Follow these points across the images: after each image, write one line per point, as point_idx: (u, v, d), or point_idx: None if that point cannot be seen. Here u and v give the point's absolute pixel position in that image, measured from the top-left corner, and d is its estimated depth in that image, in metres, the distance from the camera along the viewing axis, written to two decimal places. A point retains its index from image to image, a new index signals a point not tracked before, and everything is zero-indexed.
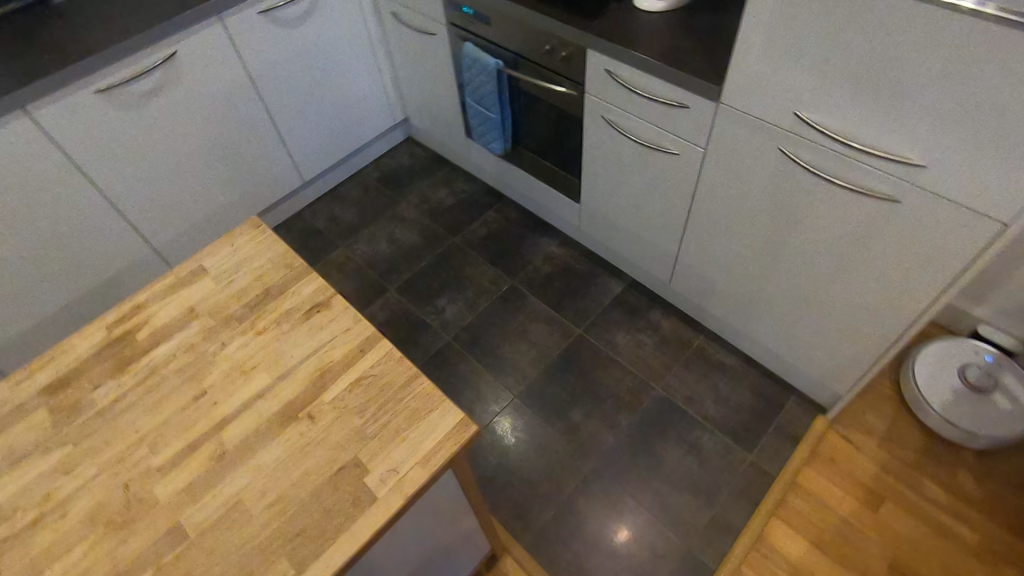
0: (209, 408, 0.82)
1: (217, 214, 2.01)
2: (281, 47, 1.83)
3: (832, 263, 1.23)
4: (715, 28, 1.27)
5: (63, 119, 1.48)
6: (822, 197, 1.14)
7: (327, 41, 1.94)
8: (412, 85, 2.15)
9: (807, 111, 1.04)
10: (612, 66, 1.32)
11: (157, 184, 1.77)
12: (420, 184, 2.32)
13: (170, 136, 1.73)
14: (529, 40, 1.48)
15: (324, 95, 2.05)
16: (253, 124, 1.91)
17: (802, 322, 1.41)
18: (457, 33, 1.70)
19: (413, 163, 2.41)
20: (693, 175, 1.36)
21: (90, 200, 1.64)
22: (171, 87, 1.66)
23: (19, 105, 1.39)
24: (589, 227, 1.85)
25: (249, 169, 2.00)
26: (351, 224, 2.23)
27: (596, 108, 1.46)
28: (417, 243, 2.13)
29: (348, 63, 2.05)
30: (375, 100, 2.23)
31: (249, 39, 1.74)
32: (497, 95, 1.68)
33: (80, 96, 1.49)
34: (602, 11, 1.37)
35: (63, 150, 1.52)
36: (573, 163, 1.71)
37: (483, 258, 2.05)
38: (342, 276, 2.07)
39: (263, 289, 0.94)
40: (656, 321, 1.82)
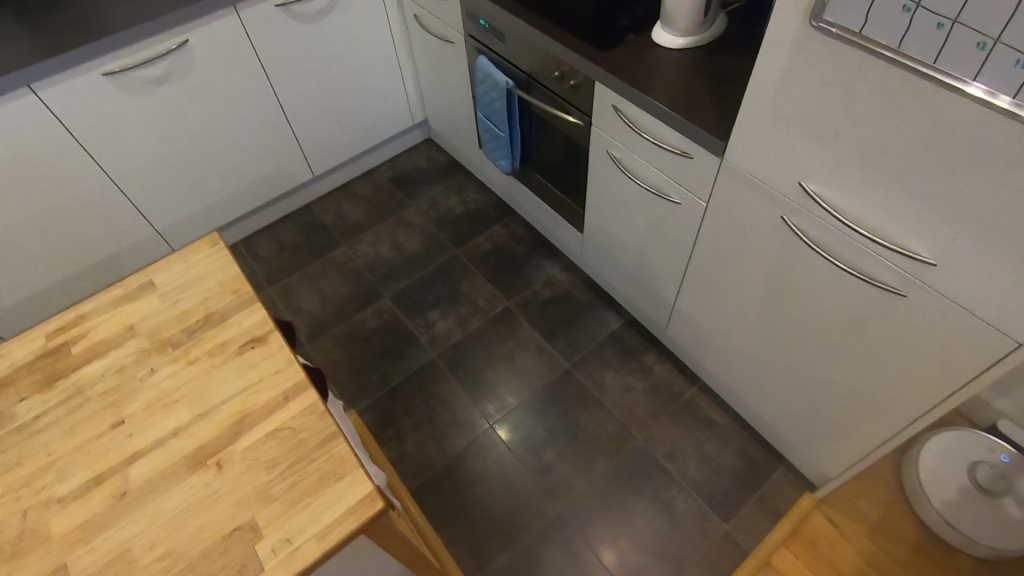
0: (123, 440, 0.79)
1: (224, 201, 2.01)
2: (298, 40, 1.81)
3: (829, 344, 1.13)
4: (732, 73, 1.19)
5: (68, 101, 1.52)
6: (823, 274, 1.04)
7: (346, 37, 1.91)
8: (431, 88, 2.10)
9: (814, 184, 0.96)
10: (619, 103, 1.25)
11: (162, 167, 1.80)
12: (432, 189, 2.28)
13: (178, 121, 1.74)
14: (540, 63, 1.42)
15: (341, 92, 2.03)
16: (265, 116, 1.91)
17: (794, 396, 1.31)
18: (473, 45, 1.64)
19: (428, 166, 2.36)
20: (694, 227, 1.27)
21: (92, 179, 1.68)
22: (181, 75, 1.66)
23: (25, 84, 1.43)
24: (591, 257, 1.77)
25: (259, 159, 1.99)
26: (357, 223, 2.20)
27: (602, 142, 1.39)
28: (418, 250, 2.09)
29: (368, 61, 2.01)
30: (394, 99, 2.19)
31: (264, 32, 1.73)
32: (507, 114, 1.62)
33: (87, 78, 1.51)
34: (613, 41, 1.29)
35: (67, 128, 1.55)
36: (578, 191, 1.63)
37: (482, 274, 2.00)
38: (339, 276, 2.05)
39: (206, 314, 0.90)
40: (650, 365, 1.73)
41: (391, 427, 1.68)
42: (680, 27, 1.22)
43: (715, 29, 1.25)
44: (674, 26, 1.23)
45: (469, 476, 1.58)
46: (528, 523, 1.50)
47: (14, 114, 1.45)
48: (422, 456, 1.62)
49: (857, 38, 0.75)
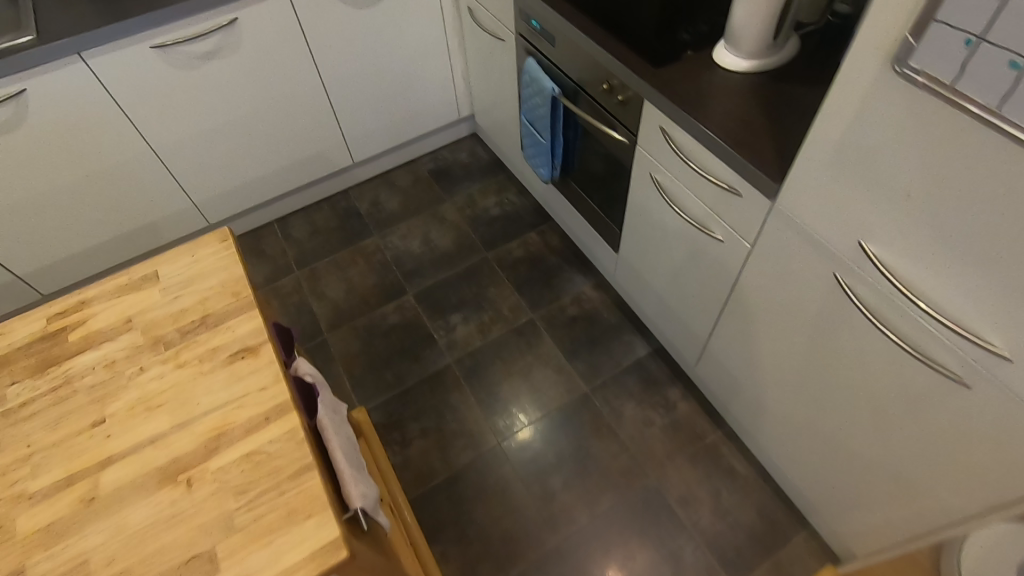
0: (100, 440, 0.76)
1: (263, 180, 2.00)
2: (347, 25, 1.78)
3: (870, 417, 1.02)
4: (798, 105, 1.08)
5: (116, 70, 1.53)
6: (873, 343, 0.93)
7: (398, 25, 1.86)
8: (480, 84, 2.04)
9: (876, 246, 0.85)
10: (668, 126, 1.17)
11: (205, 142, 1.80)
12: (470, 187, 2.22)
13: (223, 98, 1.74)
14: (590, 73, 1.35)
15: (388, 81, 1.99)
16: (309, 100, 1.89)
17: (826, 463, 1.20)
18: (523, 45, 1.57)
19: (470, 162, 2.30)
20: (735, 267, 1.17)
21: (135, 148, 1.70)
22: (229, 53, 1.65)
23: (75, 51, 1.44)
24: (624, 279, 1.68)
25: (301, 141, 1.98)
26: (392, 213, 2.17)
27: (645, 164, 1.30)
28: (449, 249, 2.04)
29: (418, 52, 1.97)
30: (442, 91, 2.13)
31: (314, 14, 1.70)
32: (550, 121, 1.55)
33: (136, 50, 1.52)
34: (669, 57, 1.19)
35: (113, 97, 1.57)
36: (616, 209, 1.55)
37: (510, 281, 1.94)
38: (367, 267, 2.02)
39: (203, 315, 0.87)
40: (673, 401, 1.63)
41: (398, 430, 1.65)
42: (744, 49, 1.12)
43: (784, 53, 1.13)
44: (738, 47, 1.13)
45: (470, 492, 1.53)
46: (523, 551, 1.44)
47: (64, 80, 1.48)
48: (425, 464, 1.58)
49: (947, 91, 0.65)
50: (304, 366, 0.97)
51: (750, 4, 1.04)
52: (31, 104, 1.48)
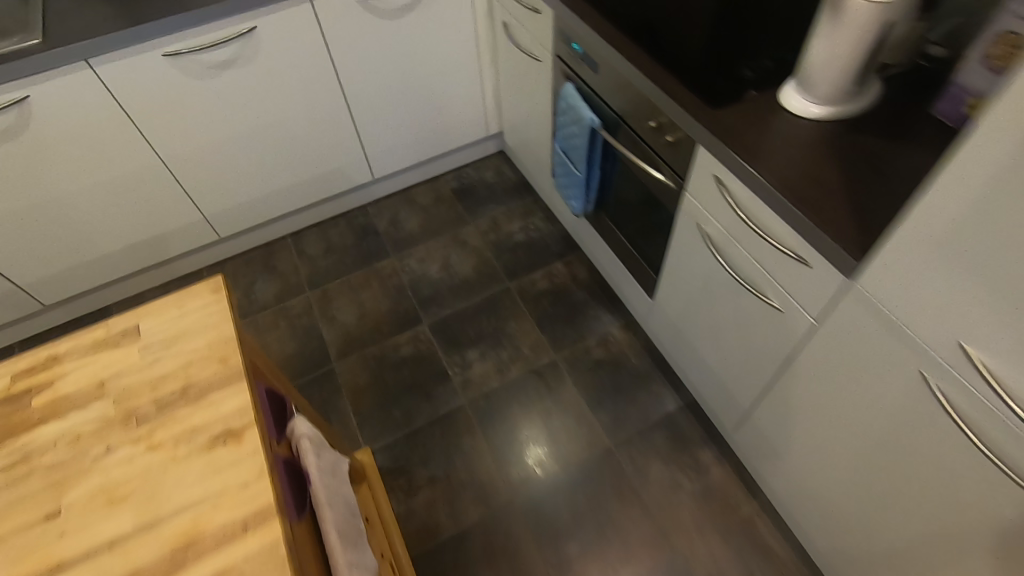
0: (52, 539, 0.65)
1: (278, 194, 1.90)
2: (374, 36, 1.66)
3: (947, 533, 0.88)
4: (880, 162, 0.93)
5: (124, 78, 1.43)
6: (963, 458, 0.79)
7: (427, 37, 1.74)
8: (511, 102, 1.91)
9: (979, 351, 0.71)
10: (726, 176, 1.03)
11: (217, 154, 1.70)
12: (495, 209, 2.10)
13: (238, 109, 1.63)
14: (635, 107, 1.21)
15: (414, 96, 1.87)
16: (329, 114, 1.79)
17: (885, 568, 1.05)
18: (562, 69, 1.44)
19: (496, 182, 2.18)
20: (792, 340, 1.04)
21: (144, 160, 1.61)
22: (246, 62, 1.54)
23: (82, 57, 1.35)
24: (657, 326, 1.54)
25: (319, 155, 1.87)
26: (411, 234, 2.06)
27: (693, 212, 1.17)
28: (469, 276, 1.92)
29: (447, 66, 1.85)
30: (471, 108, 2.01)
31: (338, 25, 1.59)
32: (587, 154, 1.42)
33: (147, 58, 1.42)
34: (728, 97, 1.05)
35: (121, 106, 1.47)
36: (654, 253, 1.41)
37: (532, 316, 1.81)
38: (382, 291, 1.91)
39: (184, 384, 0.76)
40: (704, 464, 1.49)
41: (404, 475, 1.53)
42: (817, 92, 0.98)
43: (864, 99, 0.99)
44: (810, 90, 0.99)
45: (478, 552, 1.41)
46: None
47: (70, 87, 1.39)
48: (431, 517, 1.47)
49: None
50: (303, 428, 0.97)
51: (828, 40, 0.90)
52: (35, 112, 1.39)
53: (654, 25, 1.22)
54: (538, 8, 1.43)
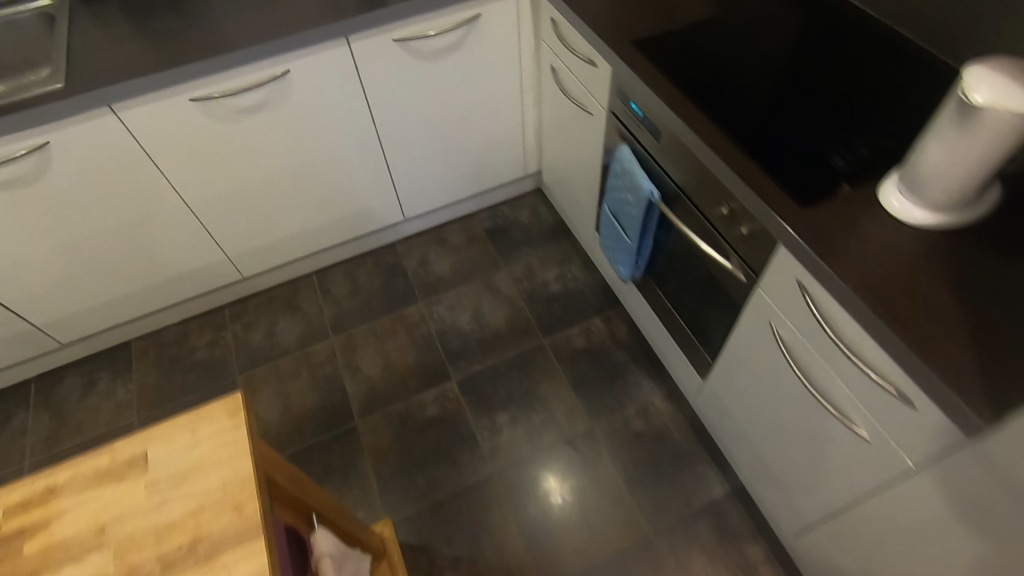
0: None
1: (305, 234, 1.81)
2: (413, 78, 1.56)
3: None
4: (1002, 288, 0.80)
5: (149, 123, 1.35)
6: None
7: (469, 79, 1.63)
8: (554, 146, 1.79)
9: None
10: (812, 285, 0.91)
11: (243, 196, 1.61)
12: (530, 254, 1.98)
13: (267, 152, 1.54)
14: (704, 187, 1.09)
15: (451, 137, 1.77)
16: (362, 156, 1.69)
17: None
18: (617, 128, 1.31)
19: (532, 224, 2.06)
20: (880, 473, 0.91)
21: (166, 203, 1.53)
22: (277, 106, 1.45)
23: (105, 104, 1.27)
24: (707, 407, 1.42)
25: (349, 196, 1.78)
26: (441, 277, 1.95)
27: (764, 310, 1.04)
28: (501, 329, 1.81)
29: (487, 107, 1.74)
30: (510, 148, 1.90)
31: (376, 67, 1.49)
32: (640, 224, 1.30)
33: (173, 102, 1.33)
34: (817, 192, 0.93)
35: (145, 150, 1.39)
36: (710, 335, 1.29)
37: (568, 378, 1.70)
38: (409, 340, 1.81)
39: (193, 538, 0.66)
40: (752, 562, 1.37)
41: (427, 554, 1.43)
42: (930, 200, 0.84)
43: (981, 207, 0.85)
44: (920, 194, 0.85)
45: None
46: None
47: (91, 133, 1.31)
48: None
49: None
50: (325, 546, 0.91)
51: (945, 144, 0.78)
52: (54, 157, 1.31)
53: (728, 95, 1.09)
54: (594, 60, 1.30)
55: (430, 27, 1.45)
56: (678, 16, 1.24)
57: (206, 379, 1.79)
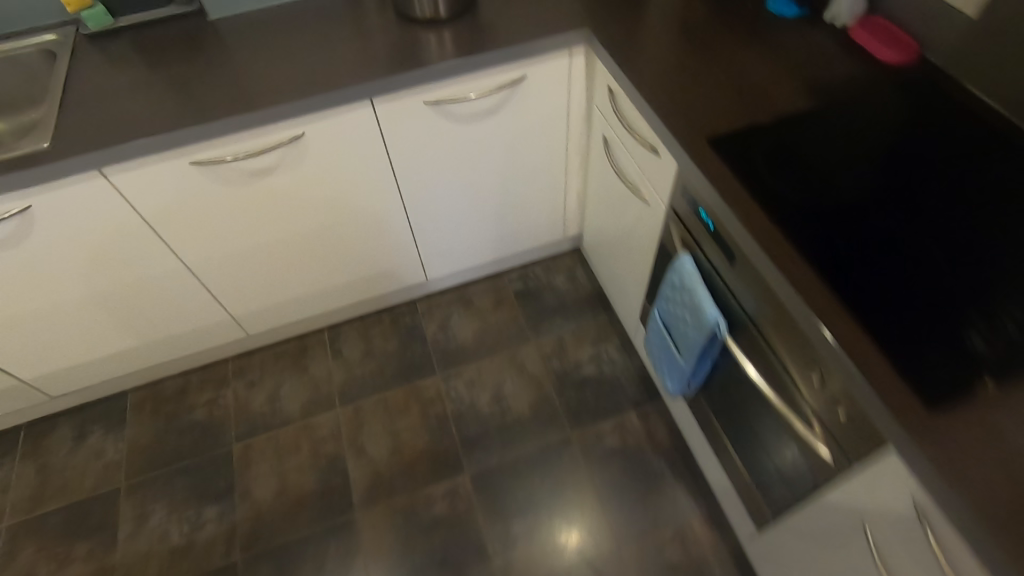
0: None
1: (317, 294, 1.65)
2: (445, 141, 1.37)
3: None
4: None
5: (145, 187, 1.20)
6: None
7: (509, 142, 1.44)
8: (599, 216, 1.59)
9: None
10: (936, 517, 0.69)
11: (250, 257, 1.46)
12: (563, 327, 1.79)
13: (278, 215, 1.38)
14: (789, 338, 0.88)
15: (484, 199, 1.58)
16: (384, 219, 1.52)
17: None
18: (680, 233, 1.10)
19: (567, 291, 1.87)
20: None
21: (164, 265, 1.38)
22: (290, 169, 1.28)
23: (94, 168, 1.12)
24: (760, 558, 1.20)
25: (368, 258, 1.61)
26: (462, 346, 1.77)
27: (857, 506, 0.83)
28: (524, 415, 1.62)
29: (527, 170, 1.54)
30: (549, 211, 1.70)
31: (403, 130, 1.31)
32: (698, 353, 1.08)
33: (173, 167, 1.18)
34: (949, 386, 0.71)
35: (140, 215, 1.24)
36: (773, 491, 1.08)
37: (595, 485, 1.50)
38: (421, 419, 1.64)
39: None
40: None
41: None
42: None
43: None
44: None
45: None
46: None
47: (80, 198, 1.17)
48: None
49: None
50: None
51: None
52: (38, 221, 1.17)
53: (828, 225, 0.87)
54: (657, 149, 1.10)
55: (468, 89, 1.27)
56: (764, 108, 1.03)
57: (201, 444, 1.64)
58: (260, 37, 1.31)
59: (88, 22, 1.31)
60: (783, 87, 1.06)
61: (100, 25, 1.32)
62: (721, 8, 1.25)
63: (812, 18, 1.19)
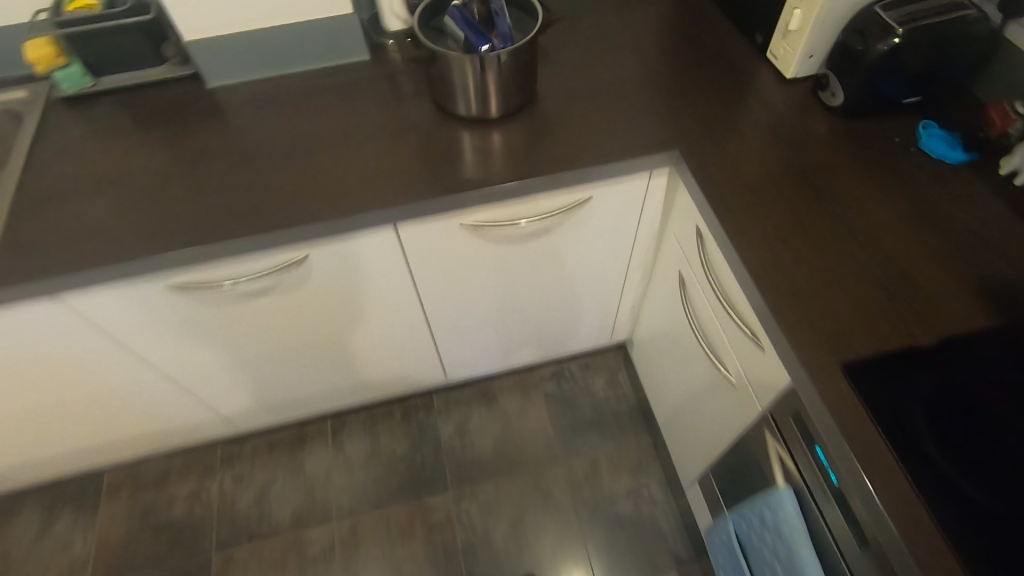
0: None
1: (320, 394, 1.42)
2: (483, 261, 1.12)
3: None
4: None
5: (110, 310, 0.97)
6: None
7: (560, 260, 1.17)
8: (659, 341, 1.33)
9: None
10: None
11: (241, 366, 1.23)
12: (598, 447, 1.54)
13: (275, 331, 1.15)
14: None
15: (522, 310, 1.32)
16: (403, 330, 1.27)
17: None
18: (778, 454, 0.84)
19: (606, 400, 1.61)
20: None
21: (138, 375, 1.16)
22: (290, 290, 1.04)
23: (43, 295, 0.89)
24: None
25: (381, 363, 1.37)
26: (481, 458, 1.54)
27: None
28: (546, 560, 1.39)
29: (577, 284, 1.28)
30: (597, 318, 1.44)
31: (432, 252, 1.05)
32: None
33: (143, 291, 0.95)
34: None
35: (106, 334, 1.02)
36: None
37: None
38: (427, 550, 1.42)
39: None
40: None
41: None
42: None
43: None
44: None
45: None
46: None
47: (28, 321, 0.94)
48: None
49: None
50: None
51: None
52: None
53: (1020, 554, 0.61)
54: (762, 343, 0.83)
55: (518, 214, 1.00)
56: (922, 320, 0.75)
57: (177, 550, 1.45)
58: (268, 118, 1.06)
59: (62, 84, 1.07)
60: (948, 287, 0.78)
61: (77, 87, 1.08)
62: (854, 137, 0.96)
63: (982, 167, 0.90)
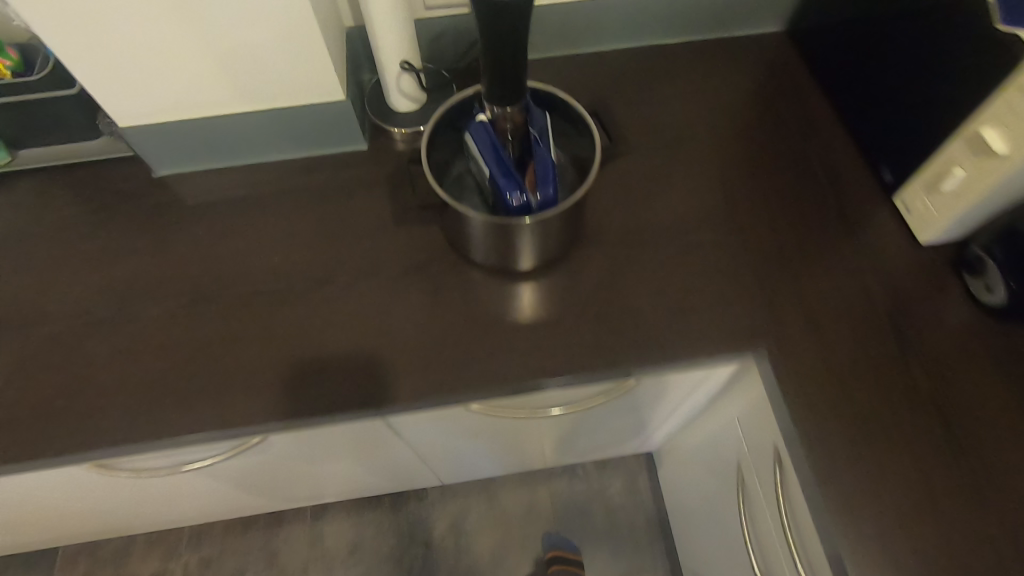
0: None
1: (295, 497, 1.25)
2: (492, 420, 0.90)
3: None
4: None
5: (18, 482, 0.77)
6: None
7: (588, 414, 0.95)
8: (695, 489, 1.12)
9: None
10: None
11: (200, 490, 1.05)
12: (607, 566, 1.37)
13: (235, 472, 0.95)
14: None
15: (535, 440, 1.11)
16: (393, 459, 1.07)
17: None
18: None
19: (621, 507, 1.43)
20: None
21: (73, 504, 0.98)
22: (249, 453, 0.84)
23: None
24: None
25: (367, 477, 1.18)
26: (474, 565, 1.38)
27: None
28: None
29: (605, 424, 1.06)
30: (621, 439, 1.23)
31: (430, 422, 0.83)
32: None
33: (58, 471, 0.75)
34: None
35: (20, 492, 0.83)
36: None
37: None
38: None
39: None
40: None
41: None
42: None
43: None
44: None
45: None
46: None
47: None
48: None
49: None
50: None
51: None
52: None
53: None
54: None
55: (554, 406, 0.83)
56: None
57: None
58: (232, 232, 0.81)
59: None
60: None
61: None
62: (1006, 351, 0.72)
63: None
